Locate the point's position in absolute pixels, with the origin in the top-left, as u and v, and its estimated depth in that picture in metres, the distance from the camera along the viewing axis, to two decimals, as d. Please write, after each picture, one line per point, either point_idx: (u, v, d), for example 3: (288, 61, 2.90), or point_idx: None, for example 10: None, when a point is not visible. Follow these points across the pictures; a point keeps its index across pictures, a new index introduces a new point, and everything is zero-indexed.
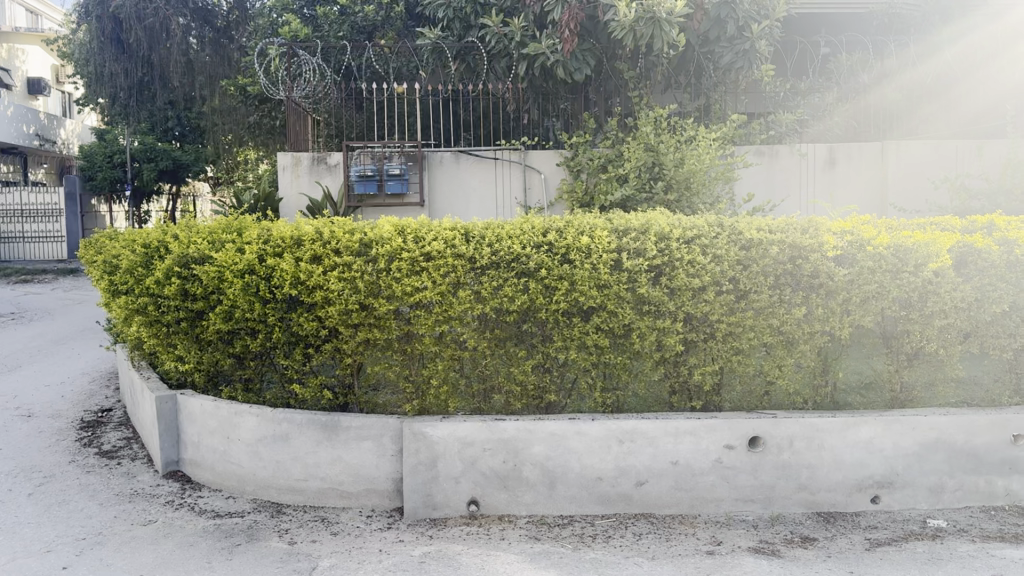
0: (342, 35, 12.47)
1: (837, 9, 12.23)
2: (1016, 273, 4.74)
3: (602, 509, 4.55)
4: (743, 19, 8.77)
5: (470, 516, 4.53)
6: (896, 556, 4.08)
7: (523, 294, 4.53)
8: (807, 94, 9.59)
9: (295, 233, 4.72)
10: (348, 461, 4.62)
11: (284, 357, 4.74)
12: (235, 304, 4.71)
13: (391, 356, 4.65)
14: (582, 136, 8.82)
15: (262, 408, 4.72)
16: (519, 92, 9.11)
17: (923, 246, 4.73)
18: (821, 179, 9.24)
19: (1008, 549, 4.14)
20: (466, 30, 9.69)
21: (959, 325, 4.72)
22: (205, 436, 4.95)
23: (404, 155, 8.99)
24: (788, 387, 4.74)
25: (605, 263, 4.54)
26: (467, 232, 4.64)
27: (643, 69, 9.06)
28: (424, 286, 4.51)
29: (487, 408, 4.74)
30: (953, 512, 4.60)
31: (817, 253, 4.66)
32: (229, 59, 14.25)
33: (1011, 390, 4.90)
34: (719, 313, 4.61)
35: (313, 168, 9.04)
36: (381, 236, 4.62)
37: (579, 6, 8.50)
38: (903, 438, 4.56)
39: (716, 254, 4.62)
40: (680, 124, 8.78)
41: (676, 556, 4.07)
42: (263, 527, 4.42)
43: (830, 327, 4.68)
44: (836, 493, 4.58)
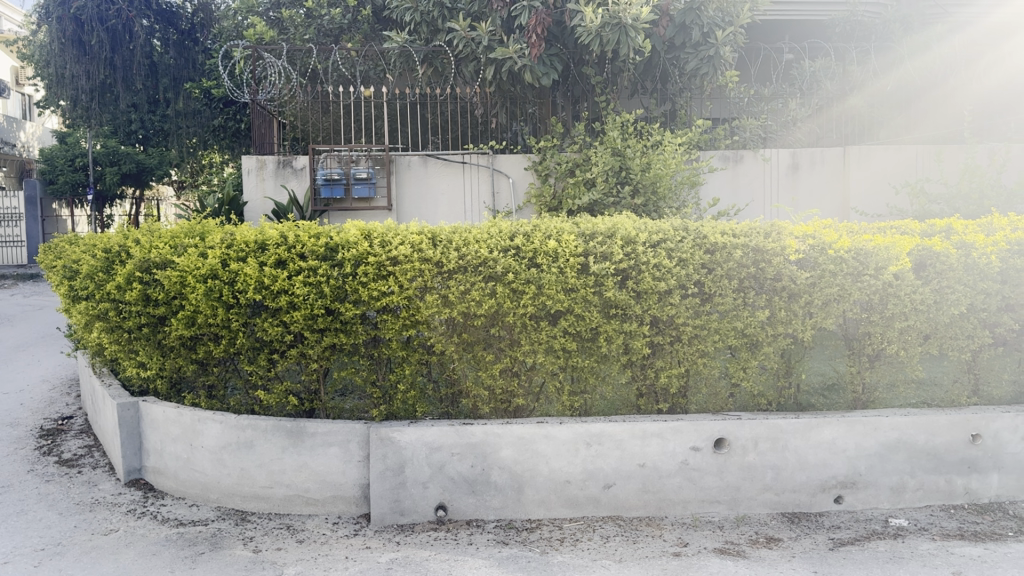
0: (308, 38, 12.33)
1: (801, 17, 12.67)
2: (973, 277, 4.84)
3: (570, 511, 4.56)
4: (707, 26, 8.89)
5: (438, 522, 4.52)
6: (859, 555, 4.13)
7: (491, 298, 4.52)
8: (770, 100, 9.71)
9: (258, 237, 4.68)
10: (314, 468, 4.58)
11: (247, 363, 4.67)
12: (197, 310, 4.63)
13: (358, 361, 4.63)
14: (550, 141, 8.85)
15: (226, 415, 4.67)
16: (487, 96, 9.11)
17: (883, 250, 4.80)
18: (786, 184, 9.35)
19: (968, 547, 4.21)
20: (433, 34, 9.51)
21: (918, 327, 4.80)
22: (168, 443, 4.88)
23: (371, 159, 8.90)
24: (751, 389, 4.80)
25: (572, 267, 4.55)
26: (434, 237, 4.63)
27: (609, 75, 9.12)
28: (391, 291, 4.48)
29: (454, 413, 4.77)
30: (913, 511, 4.67)
31: (779, 257, 4.70)
32: (193, 61, 14.24)
33: (968, 391, 5.01)
34: (684, 316, 4.64)
35: (278, 172, 8.93)
36: (347, 240, 4.58)
37: (546, 11, 8.51)
38: (865, 438, 4.63)
39: (681, 258, 4.64)
40: (647, 128, 8.83)
41: (644, 558, 4.09)
42: (227, 535, 4.37)
43: (793, 331, 4.73)
44: (801, 493, 4.63)
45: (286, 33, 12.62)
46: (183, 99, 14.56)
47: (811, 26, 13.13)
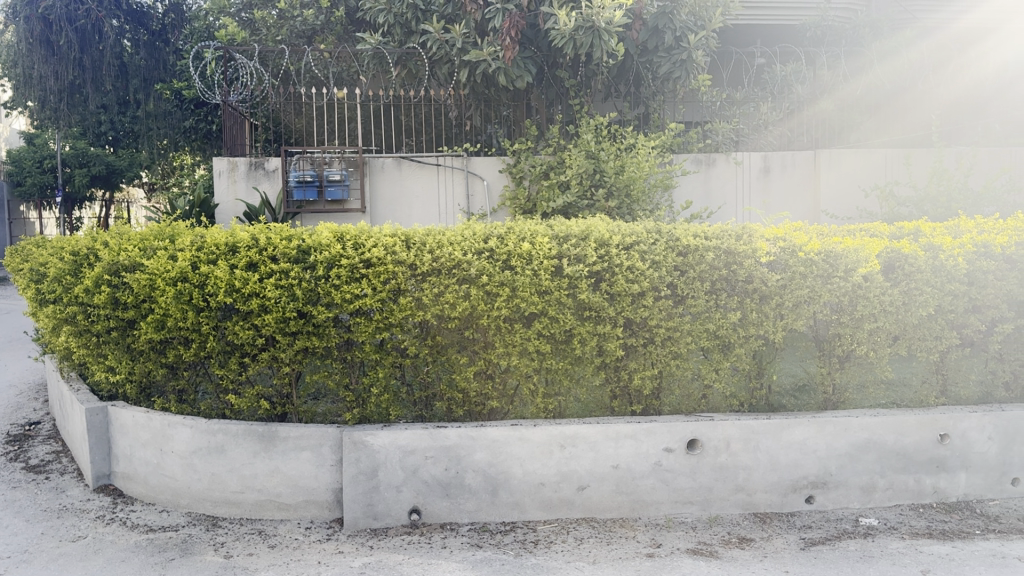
0: (280, 40, 12.04)
1: (774, 21, 12.97)
2: (941, 279, 4.90)
3: (545, 514, 4.56)
4: (680, 30, 9.01)
5: (412, 525, 4.49)
6: (830, 554, 4.17)
7: (464, 301, 4.51)
8: (742, 104, 9.86)
9: (229, 239, 4.63)
10: (286, 472, 4.54)
11: (218, 368, 4.62)
12: (167, 314, 4.57)
13: (331, 364, 4.60)
14: (524, 143, 8.86)
15: (196, 420, 4.62)
16: (461, 98, 9.10)
17: (852, 252, 4.85)
18: (758, 187, 9.43)
19: (936, 545, 4.27)
20: (407, 36, 9.46)
21: (887, 328, 4.86)
22: (137, 448, 4.82)
23: (344, 161, 8.81)
24: (723, 391, 4.84)
25: (546, 269, 4.55)
26: (408, 239, 4.60)
27: (583, 78, 9.14)
28: (364, 294, 4.45)
29: (428, 416, 4.76)
30: (883, 510, 4.72)
31: (750, 259, 4.73)
32: (164, 62, 14.11)
33: (936, 391, 5.07)
34: (657, 318, 4.66)
35: (250, 174, 8.84)
36: (319, 243, 4.55)
37: (520, 14, 8.53)
38: (835, 439, 4.67)
39: (654, 260, 4.65)
40: (620, 132, 8.87)
41: (617, 560, 4.10)
42: (198, 541, 4.31)
43: (764, 332, 4.77)
44: (772, 494, 4.67)
45: (257, 34, 12.37)
46: (154, 100, 14.31)
47: (782, 31, 13.41)
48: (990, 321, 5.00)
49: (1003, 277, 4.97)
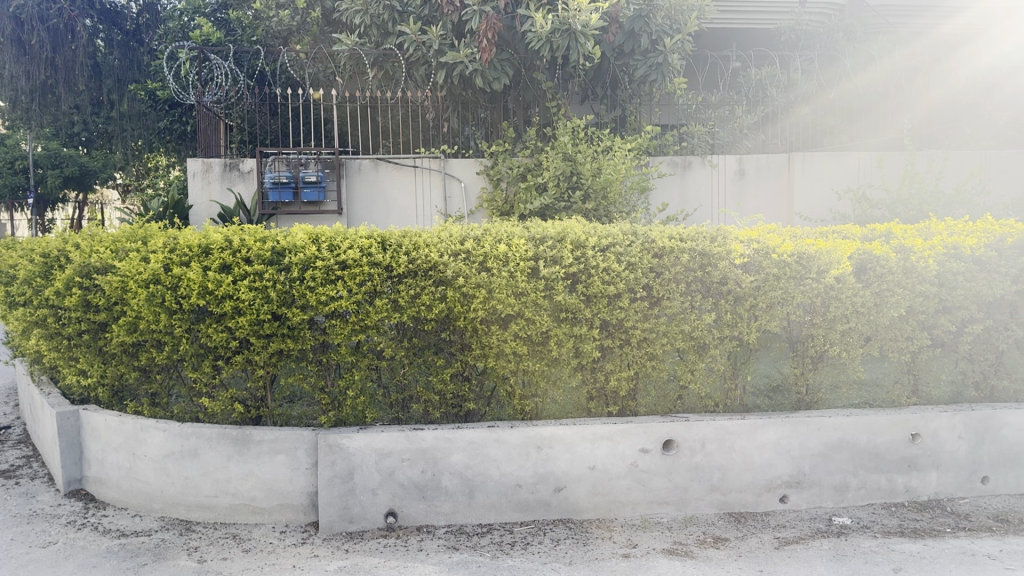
0: (255, 41, 11.86)
1: (747, 25, 13.18)
2: (912, 280, 4.97)
3: (521, 515, 4.55)
4: (656, 33, 9.07)
5: (388, 528, 4.47)
6: (803, 553, 4.21)
7: (440, 303, 4.50)
8: (718, 107, 9.66)
9: (202, 241, 4.58)
10: (261, 476, 4.50)
11: (192, 371, 4.58)
12: (139, 317, 4.53)
13: (306, 367, 4.57)
14: (501, 145, 8.86)
15: (170, 423, 4.58)
16: (438, 100, 9.13)
17: (825, 254, 4.90)
18: (733, 190, 9.49)
19: (908, 544, 4.32)
20: (384, 37, 9.41)
21: (859, 329, 4.91)
22: (110, 452, 4.77)
23: (321, 162, 8.71)
24: (699, 391, 4.87)
25: (522, 271, 4.55)
26: (383, 241, 4.58)
27: (560, 80, 9.14)
28: (340, 296, 4.42)
29: (405, 418, 4.74)
30: (856, 509, 4.77)
31: (724, 261, 4.76)
32: (139, 62, 13.93)
33: (908, 391, 5.13)
34: (634, 320, 4.68)
35: (224, 175, 8.75)
36: (294, 245, 4.52)
37: (497, 16, 8.53)
38: (809, 439, 4.71)
39: (630, 262, 4.67)
40: (597, 134, 8.90)
41: (593, 560, 4.11)
42: (171, 546, 4.27)
43: (738, 332, 4.81)
44: (747, 493, 4.70)
45: (234, 34, 12.27)
46: (128, 100, 13.90)
47: (755, 36, 13.61)
48: (960, 322, 5.07)
49: (973, 278, 5.04)
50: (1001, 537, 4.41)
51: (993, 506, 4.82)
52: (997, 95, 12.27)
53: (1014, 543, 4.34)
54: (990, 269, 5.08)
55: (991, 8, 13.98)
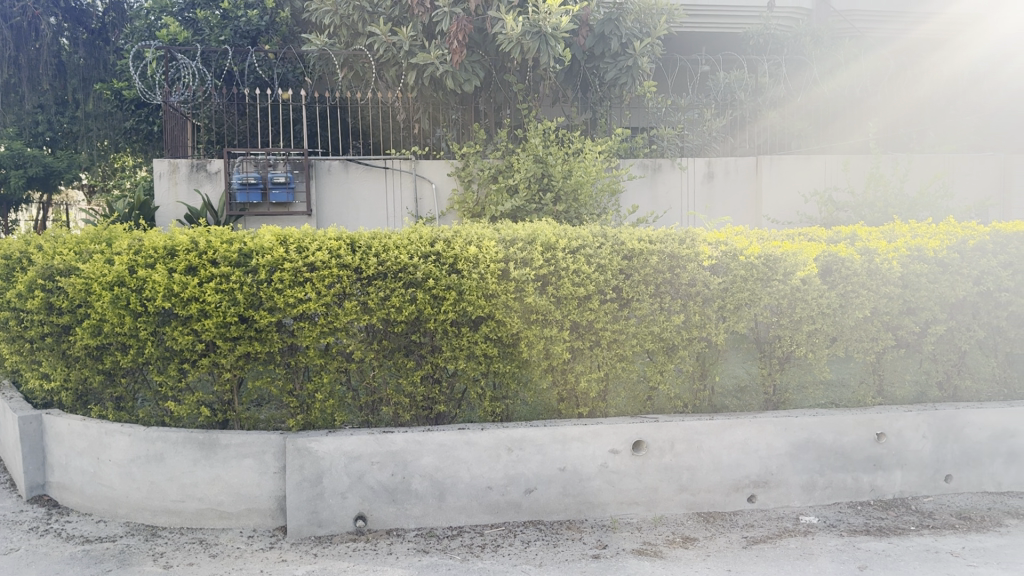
0: (223, 40, 11.39)
1: (714, 29, 13.35)
2: (876, 282, 5.04)
3: (491, 518, 4.55)
4: (626, 36, 9.16)
5: (357, 532, 4.44)
6: (771, 553, 4.25)
7: (410, 305, 4.48)
8: (687, 109, 9.72)
9: (168, 242, 4.51)
10: (228, 480, 4.46)
11: (157, 374, 4.53)
12: (104, 320, 4.47)
13: (274, 370, 4.52)
14: (473, 147, 8.84)
15: (135, 427, 4.52)
16: (408, 102, 9.09)
17: (791, 255, 4.96)
18: (701, 192, 9.56)
19: (873, 542, 4.38)
20: (354, 38, 9.38)
21: (825, 330, 4.97)
22: (73, 457, 4.69)
23: (289, 163, 8.61)
24: (669, 392, 4.89)
25: (492, 272, 4.54)
26: (353, 242, 4.55)
27: (531, 82, 9.15)
28: (308, 298, 4.39)
29: (375, 421, 4.71)
30: (823, 508, 4.82)
31: (693, 262, 4.80)
32: (105, 61, 13.71)
33: (873, 391, 5.19)
34: (604, 322, 4.70)
35: (191, 176, 8.65)
36: (262, 246, 4.47)
37: (467, 18, 8.55)
38: (776, 439, 4.76)
39: (600, 263, 4.69)
40: (568, 136, 8.92)
41: (563, 562, 4.12)
42: (136, 552, 4.21)
43: (707, 334, 4.85)
44: (715, 493, 4.73)
45: (200, 34, 11.74)
46: (94, 99, 13.61)
47: (723, 39, 13.75)
48: (924, 322, 5.15)
49: (936, 279, 5.13)
50: (964, 535, 4.49)
51: (957, 504, 4.90)
52: (964, 102, 12.44)
53: (976, 540, 4.42)
54: (952, 271, 5.17)
55: (960, 13, 14.16)
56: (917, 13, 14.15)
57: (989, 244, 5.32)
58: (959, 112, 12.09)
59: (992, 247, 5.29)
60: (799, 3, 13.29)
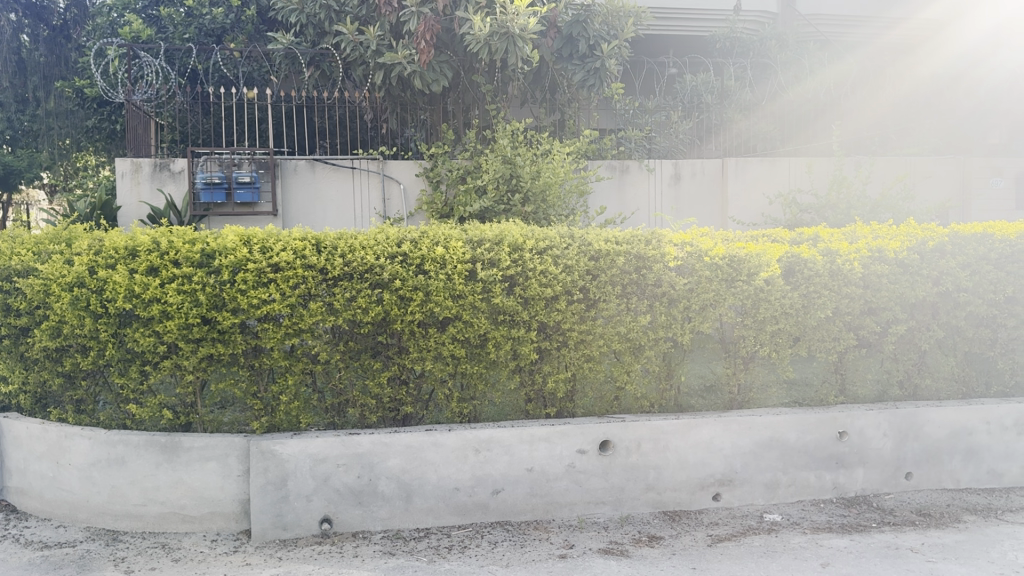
0: (187, 38, 11.32)
1: (681, 32, 13.43)
2: (838, 282, 5.12)
3: (458, 519, 4.54)
4: (593, 38, 9.19)
5: (323, 535, 4.41)
6: (736, 550, 4.29)
7: (377, 306, 4.46)
8: (654, 112, 9.91)
9: (129, 242, 4.44)
10: (191, 484, 4.40)
11: (118, 376, 4.47)
12: (64, 321, 4.42)
13: (238, 372, 4.47)
14: (441, 147, 8.82)
15: (95, 430, 4.46)
16: (376, 101, 9.04)
17: (755, 256, 5.00)
18: (668, 194, 9.62)
19: (835, 539, 4.44)
20: (320, 37, 9.34)
21: (788, 330, 5.03)
22: (32, 461, 4.61)
23: (255, 163, 8.53)
24: (635, 392, 4.92)
25: (459, 273, 4.53)
26: (318, 242, 4.51)
27: (499, 83, 9.16)
28: (272, 299, 4.35)
29: (341, 423, 4.68)
30: (786, 506, 4.88)
31: (658, 263, 4.83)
32: (66, 59, 13.44)
33: (835, 390, 5.26)
34: (571, 322, 4.71)
35: (155, 175, 8.53)
36: (225, 246, 4.42)
37: (435, 18, 8.54)
38: (740, 438, 4.81)
39: (567, 264, 4.70)
40: (536, 137, 8.94)
41: (531, 562, 4.12)
42: (97, 557, 4.14)
43: (673, 334, 4.88)
44: (680, 492, 4.77)
45: (164, 32, 11.57)
46: (54, 97, 13.32)
47: (690, 42, 13.82)
48: (884, 322, 5.23)
49: (896, 280, 5.22)
50: (924, 531, 4.57)
51: (917, 501, 4.98)
52: (932, 111, 12.60)
53: (936, 536, 4.49)
54: (912, 272, 5.25)
55: (925, 19, 14.35)
56: (882, 20, 14.32)
57: (948, 246, 5.40)
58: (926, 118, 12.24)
59: (951, 248, 5.38)
60: (765, 7, 13.44)
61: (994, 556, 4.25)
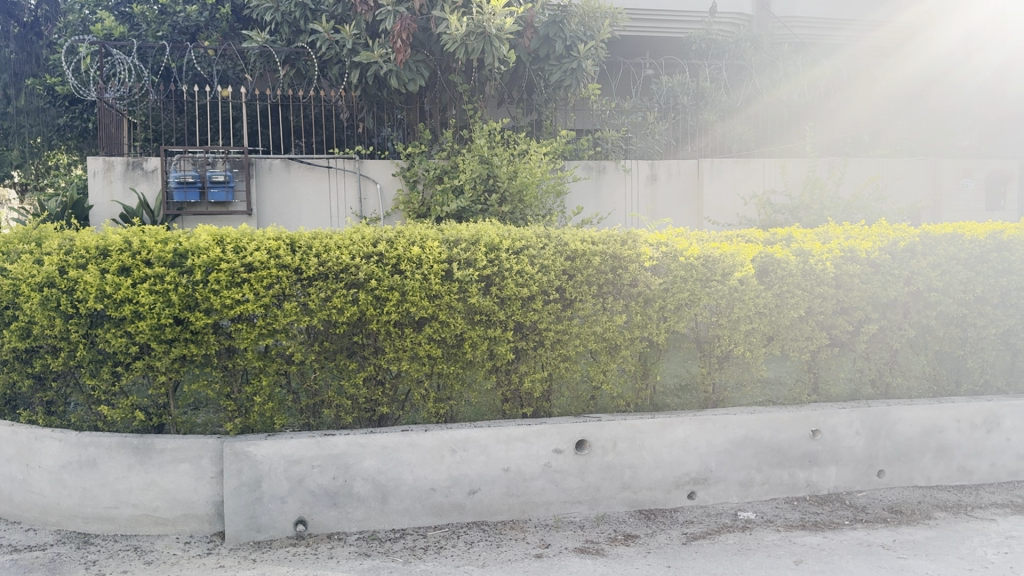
0: (161, 35, 11.21)
1: (657, 33, 13.51)
2: (811, 282, 5.17)
3: (435, 519, 4.53)
4: (570, 39, 9.21)
5: (298, 537, 4.38)
6: (710, 548, 4.32)
7: (352, 305, 4.44)
8: (630, 113, 9.95)
9: (100, 242, 4.39)
10: (164, 485, 4.36)
11: (89, 378, 4.42)
12: (34, 322, 4.37)
13: (211, 373, 4.44)
14: (418, 147, 8.81)
15: (66, 432, 4.41)
16: (352, 100, 9.00)
17: (728, 256, 5.05)
18: (645, 194, 9.66)
19: (808, 536, 4.48)
20: (296, 36, 9.31)
21: (762, 329, 5.07)
22: (2, 464, 4.55)
23: (229, 161, 8.45)
24: (611, 392, 4.93)
25: (436, 273, 4.52)
26: (293, 242, 4.48)
27: (476, 82, 9.16)
28: (246, 299, 4.32)
29: (316, 424, 4.65)
30: (760, 504, 4.92)
31: (634, 263, 4.85)
32: (37, 56, 13.25)
33: (808, 389, 5.29)
34: (547, 322, 4.73)
35: (128, 174, 8.42)
36: (197, 246, 4.38)
37: (411, 17, 8.54)
38: (715, 436, 4.85)
39: (543, 264, 4.71)
40: (513, 137, 8.96)
41: (507, 562, 4.13)
42: (67, 560, 4.09)
43: (648, 334, 4.91)
44: (656, 491, 4.79)
45: (137, 30, 11.42)
46: (26, 95, 13.12)
47: (666, 43, 13.91)
48: (857, 321, 5.29)
49: (868, 280, 5.28)
50: (895, 528, 4.63)
51: (888, 499, 5.04)
52: (907, 115, 12.71)
53: (907, 533, 4.55)
54: (884, 272, 5.32)
55: (901, 23, 14.51)
56: (858, 24, 14.45)
57: (919, 246, 5.47)
58: (902, 121, 12.34)
59: (922, 249, 5.45)
60: (740, 9, 13.56)
61: (964, 552, 4.31)
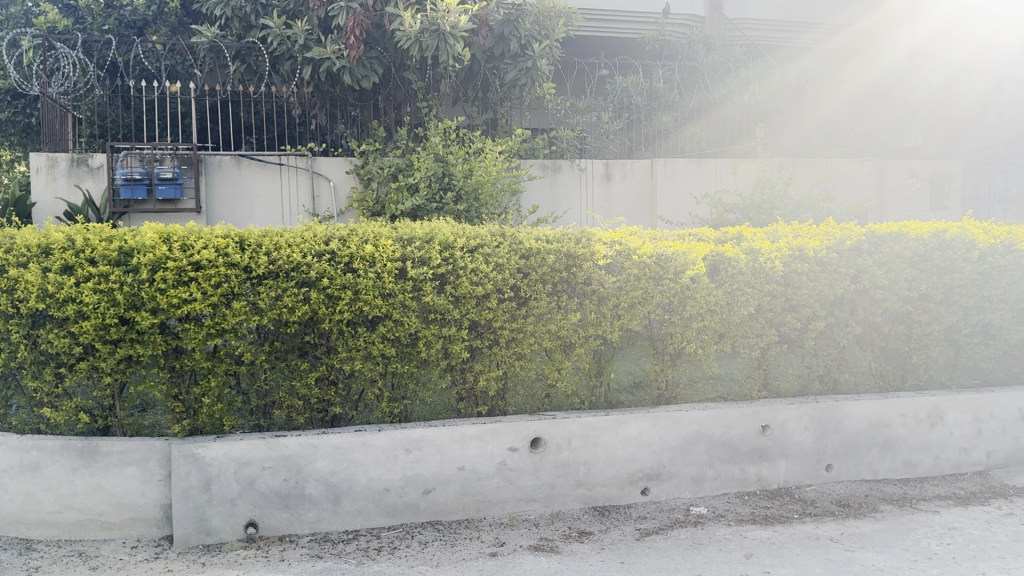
0: (107, 29, 10.98)
1: (611, 34, 13.62)
2: (760, 280, 5.26)
3: (388, 520, 4.49)
4: (524, 38, 9.23)
5: (248, 540, 4.32)
6: (662, 544, 4.37)
7: (304, 304, 4.39)
8: (585, 112, 9.98)
9: (42, 240, 4.27)
10: (110, 489, 4.26)
11: (31, 379, 4.30)
12: None
13: (158, 374, 4.35)
14: (372, 144, 8.71)
15: (6, 436, 4.28)
16: (304, 97, 8.91)
17: (680, 255, 5.09)
18: (599, 193, 9.71)
19: (758, 530, 4.56)
20: (247, 30, 9.32)
21: (713, 326, 5.14)
22: None
23: (177, 158, 8.29)
24: (566, 390, 4.95)
25: (389, 271, 4.49)
26: (242, 240, 4.41)
27: (430, 80, 9.11)
28: (193, 299, 4.24)
29: (267, 425, 4.59)
30: (712, 499, 4.99)
31: (588, 261, 4.88)
32: None
33: (759, 385, 5.35)
34: (502, 320, 4.72)
35: (72, 170, 8.20)
36: (143, 244, 4.28)
37: (364, 13, 8.55)
38: (667, 432, 4.90)
39: (498, 262, 4.71)
40: (468, 136, 8.94)
41: (461, 561, 4.12)
42: (8, 568, 3.98)
43: (602, 332, 4.94)
44: (610, 487, 4.83)
45: (81, 23, 11.13)
46: None
47: (621, 43, 14.01)
48: (805, 319, 5.39)
49: (816, 277, 5.39)
50: (842, 521, 4.73)
51: (836, 492, 5.14)
52: (865, 115, 12.87)
53: (854, 526, 4.65)
54: (831, 270, 5.43)
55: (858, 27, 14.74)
56: (818, 27, 14.60)
57: (865, 244, 5.59)
58: (856, 122, 12.56)
59: (867, 247, 5.57)
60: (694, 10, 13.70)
61: (909, 543, 4.42)
